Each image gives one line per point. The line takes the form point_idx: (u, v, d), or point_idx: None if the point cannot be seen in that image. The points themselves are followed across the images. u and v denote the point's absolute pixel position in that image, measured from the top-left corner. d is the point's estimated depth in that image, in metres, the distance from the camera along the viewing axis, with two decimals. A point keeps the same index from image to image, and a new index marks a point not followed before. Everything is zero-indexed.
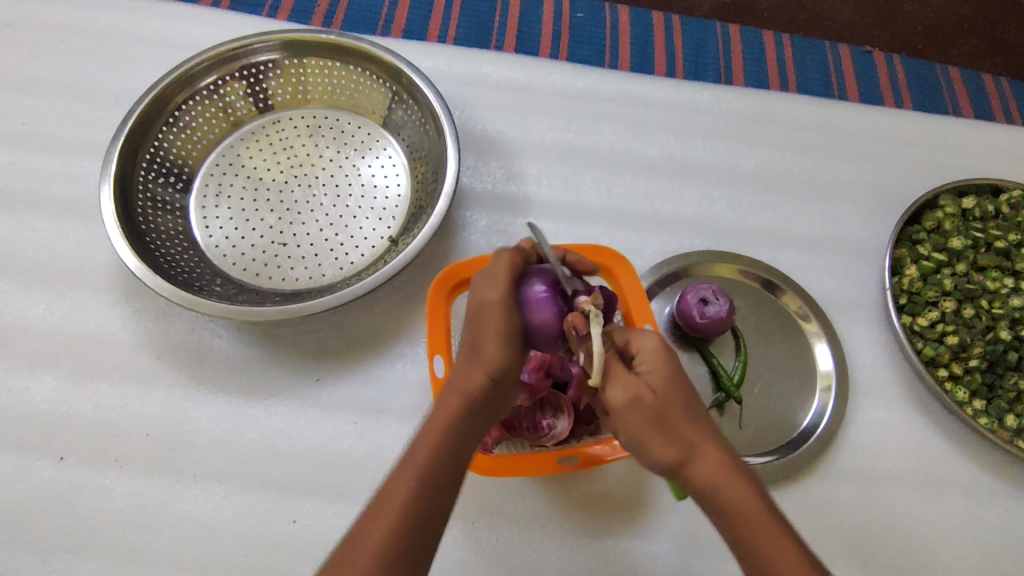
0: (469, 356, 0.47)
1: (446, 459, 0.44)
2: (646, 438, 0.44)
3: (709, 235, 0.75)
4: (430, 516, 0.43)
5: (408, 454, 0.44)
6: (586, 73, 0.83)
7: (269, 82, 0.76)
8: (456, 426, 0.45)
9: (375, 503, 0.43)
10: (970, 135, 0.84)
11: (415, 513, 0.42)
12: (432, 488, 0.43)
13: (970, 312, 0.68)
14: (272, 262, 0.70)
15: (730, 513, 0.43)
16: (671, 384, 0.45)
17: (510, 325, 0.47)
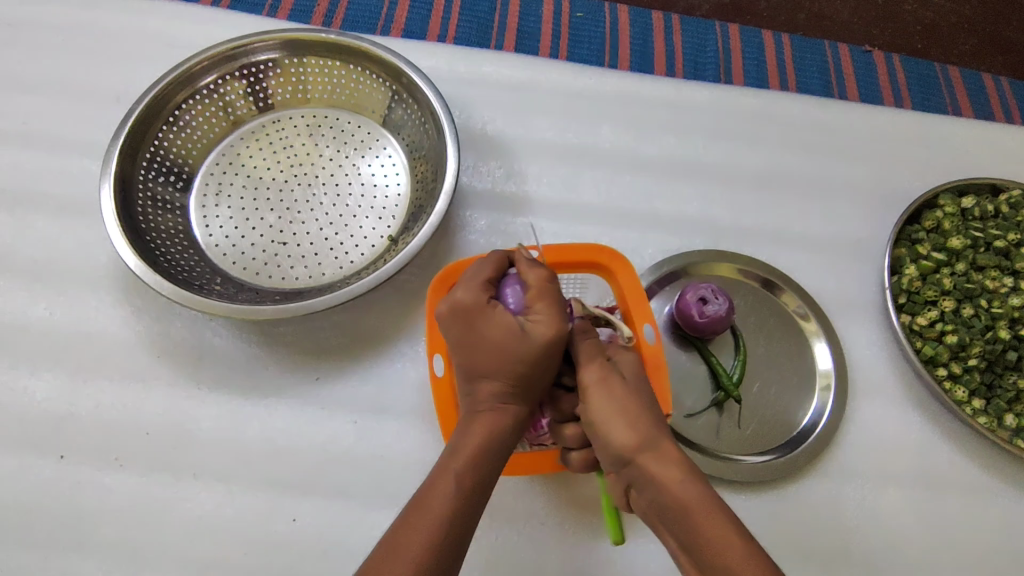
0: (508, 382, 0.49)
1: (486, 469, 0.48)
2: (609, 423, 0.48)
3: (709, 235, 0.75)
4: (470, 520, 0.46)
5: (449, 460, 0.47)
6: (586, 73, 0.83)
7: (269, 82, 0.76)
8: (494, 439, 0.48)
9: (421, 501, 0.45)
10: (970, 134, 0.84)
11: (458, 516, 0.45)
12: (474, 494, 0.46)
13: (969, 311, 0.68)
14: (272, 261, 0.70)
15: (688, 504, 0.45)
16: (638, 383, 0.50)
17: (551, 357, 0.50)
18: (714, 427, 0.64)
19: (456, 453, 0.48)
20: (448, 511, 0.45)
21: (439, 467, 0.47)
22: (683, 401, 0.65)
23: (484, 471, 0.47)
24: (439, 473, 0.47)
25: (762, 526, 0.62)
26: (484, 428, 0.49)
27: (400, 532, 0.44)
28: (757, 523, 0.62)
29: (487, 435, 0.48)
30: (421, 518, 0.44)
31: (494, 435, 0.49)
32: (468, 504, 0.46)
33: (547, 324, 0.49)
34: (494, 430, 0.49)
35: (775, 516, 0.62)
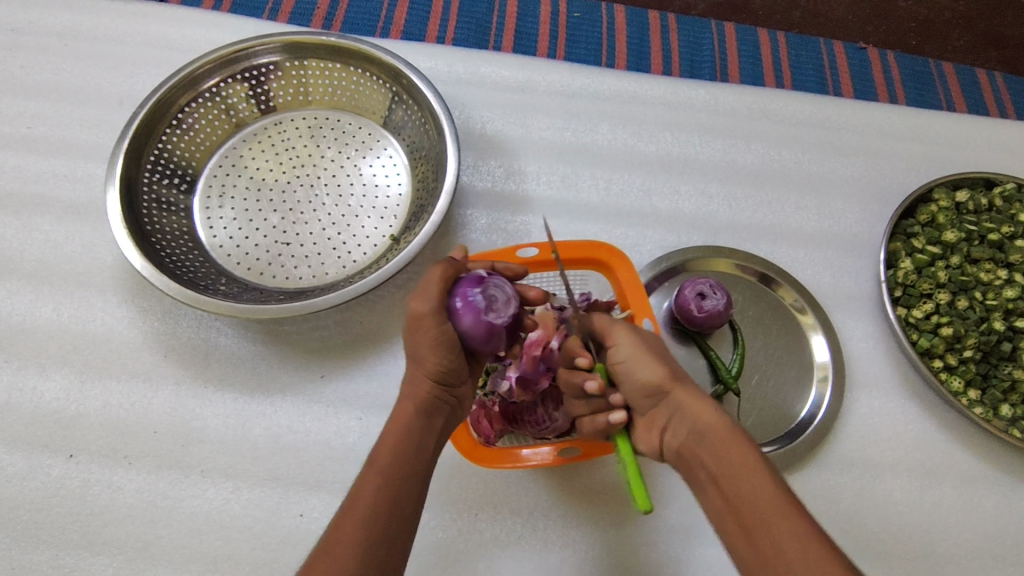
0: (414, 370, 0.51)
1: (407, 459, 0.47)
2: (642, 359, 0.50)
3: (706, 231, 0.76)
4: (400, 507, 0.45)
5: (371, 460, 0.47)
6: (584, 72, 0.84)
7: (271, 84, 0.77)
8: (410, 426, 0.49)
9: (345, 502, 0.45)
10: (964, 129, 0.85)
11: (382, 503, 0.44)
12: (396, 482, 0.46)
13: (964, 303, 0.69)
14: (275, 261, 0.71)
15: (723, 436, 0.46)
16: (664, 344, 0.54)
17: (448, 335, 0.51)
18: None
19: (377, 452, 0.48)
20: (371, 504, 0.44)
21: (361, 470, 0.47)
22: None
23: (404, 457, 0.47)
24: (361, 474, 0.46)
25: None
26: (400, 420, 0.49)
27: (330, 537, 0.43)
28: None
29: (402, 423, 0.49)
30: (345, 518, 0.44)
31: (410, 421, 0.49)
32: (393, 493, 0.45)
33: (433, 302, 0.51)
34: (409, 418, 0.50)
35: None
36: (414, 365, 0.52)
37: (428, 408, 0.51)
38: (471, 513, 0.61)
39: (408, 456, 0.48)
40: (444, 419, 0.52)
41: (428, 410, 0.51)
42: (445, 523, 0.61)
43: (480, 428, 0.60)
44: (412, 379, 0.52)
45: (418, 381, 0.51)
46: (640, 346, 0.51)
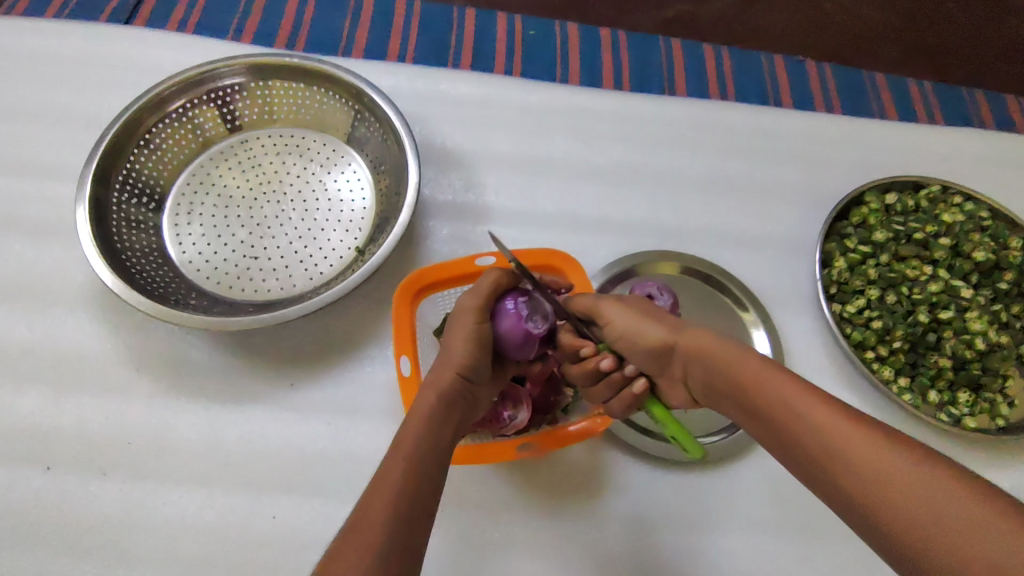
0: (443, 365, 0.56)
1: (431, 451, 0.50)
2: (642, 324, 0.56)
3: (656, 236, 0.80)
4: (419, 499, 0.47)
5: (394, 449, 0.50)
6: (539, 87, 0.89)
7: (237, 104, 0.80)
8: (432, 418, 0.52)
9: (369, 489, 0.47)
10: (894, 135, 0.91)
11: (405, 492, 0.47)
12: (420, 473, 0.48)
13: (892, 298, 0.75)
14: (244, 275, 0.74)
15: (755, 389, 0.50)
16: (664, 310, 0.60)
17: (482, 332, 0.57)
18: None
19: (400, 441, 0.50)
20: (396, 491, 0.46)
21: (385, 457, 0.50)
22: None
23: (426, 449, 0.50)
24: (387, 461, 0.49)
25: (711, 503, 0.67)
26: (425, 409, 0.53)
27: (355, 522, 0.45)
28: (707, 499, 0.67)
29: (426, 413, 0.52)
30: (372, 502, 0.46)
31: (433, 413, 0.52)
32: (416, 484, 0.47)
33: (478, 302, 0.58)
34: (432, 406, 0.53)
35: (724, 492, 0.67)
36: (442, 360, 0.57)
37: (451, 403, 0.54)
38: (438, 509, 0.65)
39: (433, 443, 0.51)
40: (462, 412, 0.55)
41: (450, 402, 0.54)
42: None
43: None
44: (437, 375, 0.56)
45: (445, 375, 0.55)
46: (633, 314, 0.57)
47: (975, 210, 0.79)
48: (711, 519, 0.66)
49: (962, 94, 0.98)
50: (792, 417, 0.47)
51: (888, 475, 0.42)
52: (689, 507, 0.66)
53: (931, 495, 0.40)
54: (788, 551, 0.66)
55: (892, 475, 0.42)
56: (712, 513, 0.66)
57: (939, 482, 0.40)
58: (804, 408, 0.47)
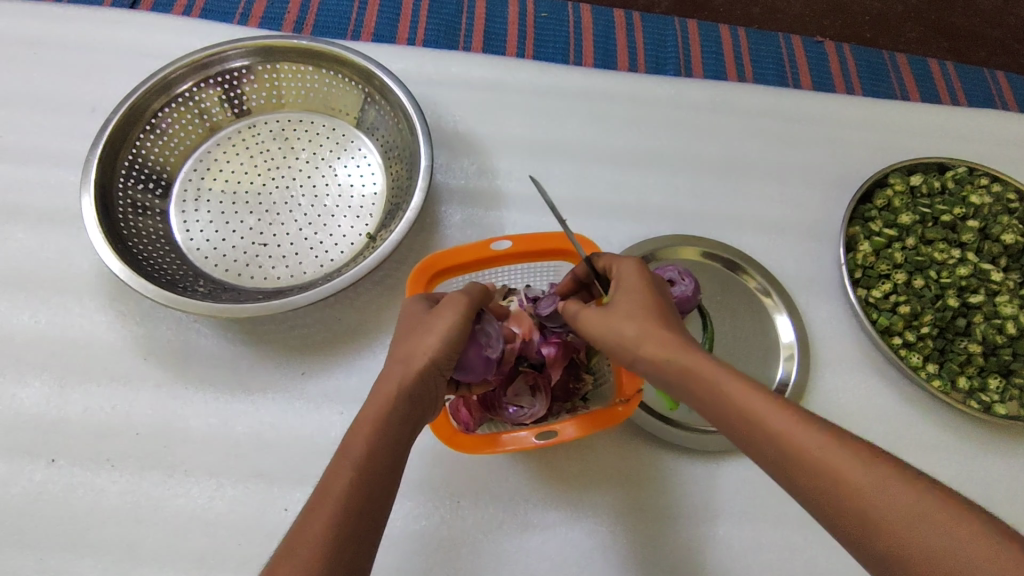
0: (407, 349, 0.51)
1: (387, 454, 0.46)
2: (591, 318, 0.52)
3: (674, 220, 0.78)
4: (367, 505, 0.43)
5: (345, 445, 0.46)
6: (552, 71, 0.87)
7: (244, 88, 0.78)
8: (390, 417, 0.47)
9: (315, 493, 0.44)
10: (917, 117, 0.88)
11: (349, 500, 0.43)
12: (371, 477, 0.44)
13: (920, 282, 0.72)
14: (252, 261, 0.73)
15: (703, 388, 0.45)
16: (631, 293, 0.51)
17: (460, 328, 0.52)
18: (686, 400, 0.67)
19: (351, 437, 0.46)
20: (341, 500, 0.43)
21: (335, 457, 0.46)
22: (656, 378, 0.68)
23: (379, 450, 0.46)
24: (337, 458, 0.46)
25: (735, 493, 0.65)
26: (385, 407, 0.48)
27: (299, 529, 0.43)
28: (730, 490, 0.65)
29: (382, 408, 0.48)
30: (317, 509, 0.43)
31: (392, 409, 0.47)
32: (366, 485, 0.44)
33: (462, 297, 0.54)
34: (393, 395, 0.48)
35: (747, 482, 0.65)
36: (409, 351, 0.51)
37: (416, 397, 0.49)
38: (453, 499, 0.63)
39: (390, 435, 0.47)
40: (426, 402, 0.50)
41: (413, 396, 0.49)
42: (428, 510, 0.62)
43: (461, 417, 0.61)
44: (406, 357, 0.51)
45: (409, 366, 0.50)
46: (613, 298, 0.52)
47: (1003, 191, 0.77)
48: (735, 510, 0.64)
49: (986, 75, 0.95)
50: (762, 431, 0.42)
51: (873, 499, 0.39)
52: (712, 498, 0.64)
53: (898, 505, 0.38)
54: (816, 543, 0.64)
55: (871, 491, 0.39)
56: (735, 504, 0.64)
57: (907, 491, 0.38)
58: (769, 418, 0.42)
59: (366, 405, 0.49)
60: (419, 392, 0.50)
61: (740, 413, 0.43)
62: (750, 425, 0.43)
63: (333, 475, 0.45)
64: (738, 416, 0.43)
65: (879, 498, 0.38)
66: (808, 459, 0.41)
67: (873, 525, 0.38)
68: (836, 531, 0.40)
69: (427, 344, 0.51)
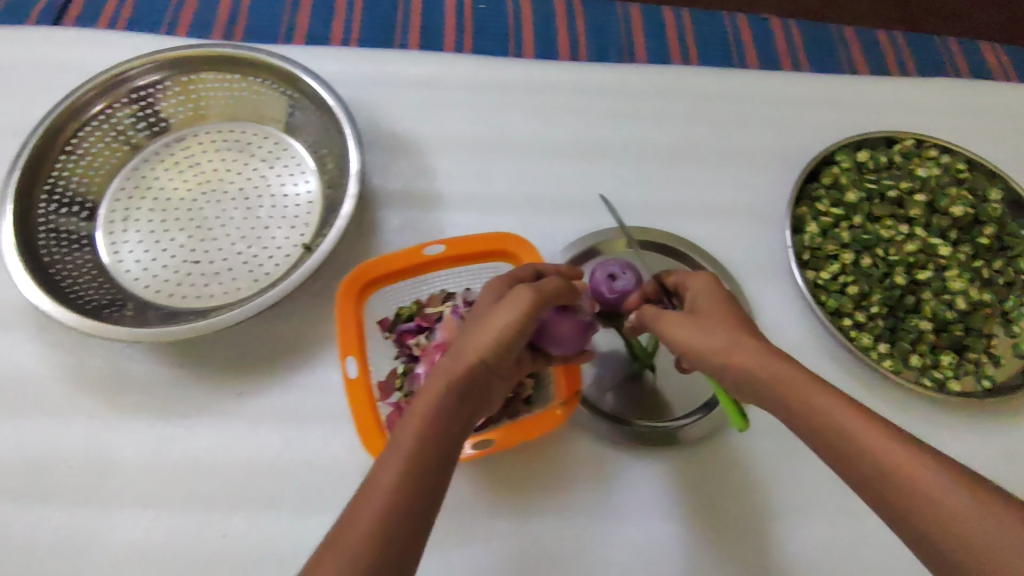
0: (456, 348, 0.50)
1: (434, 454, 0.45)
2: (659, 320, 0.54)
3: (619, 211, 0.76)
4: (407, 505, 0.43)
5: (392, 441, 0.46)
6: (492, 63, 0.84)
7: (165, 103, 0.76)
8: (436, 416, 0.47)
9: (362, 489, 0.45)
10: (866, 91, 0.86)
11: (392, 500, 0.43)
12: (415, 479, 0.44)
13: (867, 262, 0.71)
14: (185, 281, 0.71)
15: (779, 390, 0.47)
16: (705, 300, 0.54)
17: (510, 326, 0.50)
18: (632, 398, 0.67)
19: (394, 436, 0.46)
20: (386, 496, 0.43)
21: (380, 454, 0.46)
22: (601, 377, 0.68)
23: (421, 451, 0.45)
24: (386, 457, 0.46)
25: (683, 489, 0.64)
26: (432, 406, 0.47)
27: (346, 522, 0.44)
28: (678, 487, 0.64)
29: (430, 402, 0.47)
30: (362, 506, 0.44)
31: (440, 409, 0.47)
32: (414, 481, 0.44)
33: (529, 291, 0.51)
34: (443, 390, 0.48)
35: (697, 478, 0.64)
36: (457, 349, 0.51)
37: (466, 392, 0.49)
38: None
39: (439, 430, 0.46)
40: (477, 400, 0.50)
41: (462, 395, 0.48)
42: None
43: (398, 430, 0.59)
44: (451, 358, 0.50)
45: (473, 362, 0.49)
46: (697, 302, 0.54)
47: (951, 162, 0.76)
48: (684, 506, 0.63)
49: (937, 43, 0.93)
50: (842, 436, 0.45)
51: (930, 499, 0.41)
52: (661, 497, 0.63)
53: (961, 507, 0.40)
54: (768, 537, 0.62)
55: (937, 494, 0.41)
56: (684, 501, 0.63)
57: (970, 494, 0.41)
58: (842, 420, 0.45)
59: (413, 402, 0.49)
60: (467, 387, 0.49)
61: (820, 423, 0.46)
62: (828, 432, 0.45)
63: (377, 472, 0.45)
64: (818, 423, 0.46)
65: (937, 497, 0.41)
66: (887, 467, 0.43)
67: (940, 532, 0.40)
68: (901, 531, 0.42)
69: (479, 341, 0.49)
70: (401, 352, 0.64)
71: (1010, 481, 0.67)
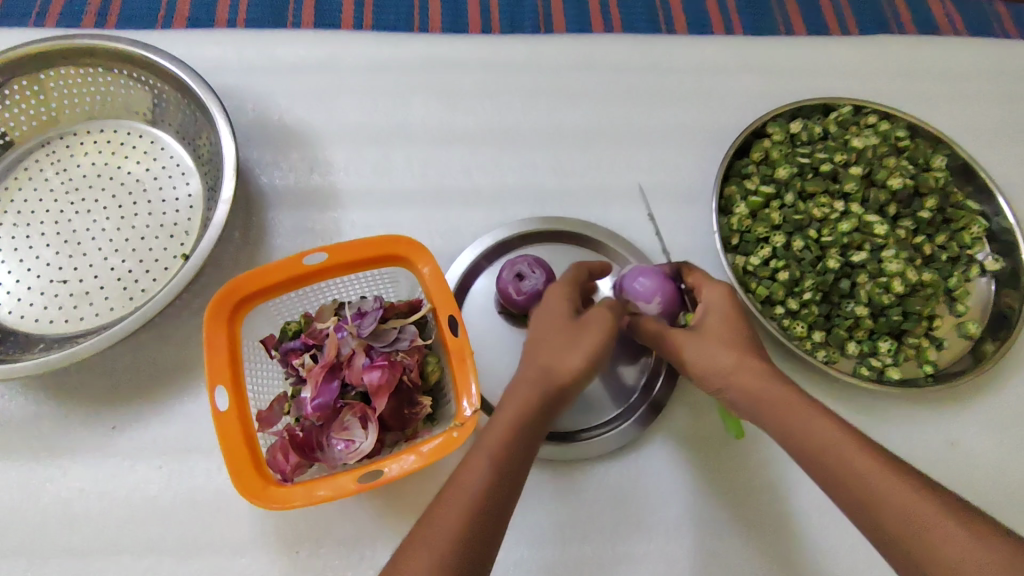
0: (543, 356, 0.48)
1: (521, 454, 0.43)
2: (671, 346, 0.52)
3: (534, 201, 0.70)
4: (495, 511, 0.40)
5: (488, 438, 0.43)
6: (393, 42, 0.76)
7: (11, 109, 0.67)
8: (528, 416, 0.45)
9: (447, 490, 0.41)
10: (803, 54, 0.80)
11: (476, 506, 0.40)
12: (506, 482, 0.41)
13: (799, 244, 0.65)
14: (52, 303, 0.63)
15: (775, 411, 0.45)
16: (718, 316, 0.50)
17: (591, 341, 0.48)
18: None
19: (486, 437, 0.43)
20: (481, 497, 0.40)
21: (472, 451, 0.43)
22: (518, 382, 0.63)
23: (509, 454, 0.43)
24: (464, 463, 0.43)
25: (605, 502, 0.60)
26: (523, 404, 0.45)
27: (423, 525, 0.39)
28: (598, 502, 0.60)
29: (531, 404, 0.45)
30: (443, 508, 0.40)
31: (538, 405, 0.45)
32: (501, 485, 0.41)
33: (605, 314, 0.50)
34: (544, 390, 0.46)
35: (616, 490, 0.61)
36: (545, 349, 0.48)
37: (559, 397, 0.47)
38: (292, 551, 0.57)
39: (525, 435, 0.44)
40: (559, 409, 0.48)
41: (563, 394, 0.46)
42: (264, 565, 0.56)
43: (275, 464, 0.52)
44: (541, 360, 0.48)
45: (558, 362, 0.47)
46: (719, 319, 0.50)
47: (890, 129, 0.70)
48: (606, 521, 0.60)
49: None
50: (820, 452, 0.42)
51: (950, 556, 0.36)
52: (579, 513, 0.60)
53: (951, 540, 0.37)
54: (694, 547, 0.59)
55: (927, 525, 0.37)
56: (606, 515, 0.60)
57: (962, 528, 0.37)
58: (833, 446, 0.42)
59: (505, 401, 0.46)
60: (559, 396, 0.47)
61: (809, 446, 0.43)
62: (820, 458, 0.42)
63: (462, 472, 0.42)
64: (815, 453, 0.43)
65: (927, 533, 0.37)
66: (871, 495, 0.39)
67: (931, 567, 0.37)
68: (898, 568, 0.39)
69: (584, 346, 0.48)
70: (288, 371, 0.57)
71: (949, 469, 0.64)
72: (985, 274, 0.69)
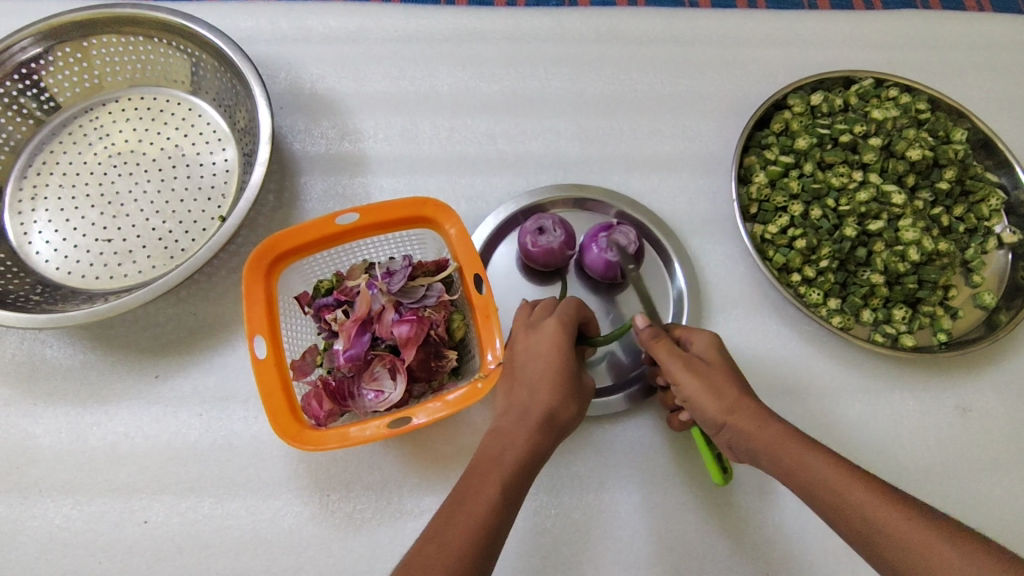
0: (545, 382, 0.52)
1: (519, 472, 0.47)
2: (699, 401, 0.51)
3: (557, 169, 0.72)
4: (504, 532, 0.44)
5: (497, 454, 0.48)
6: (420, 14, 0.78)
7: (61, 75, 0.70)
8: (532, 450, 0.48)
9: (466, 489, 0.45)
10: (825, 28, 0.80)
11: (488, 523, 0.43)
12: (510, 493, 0.45)
13: (817, 213, 0.67)
14: (98, 260, 0.67)
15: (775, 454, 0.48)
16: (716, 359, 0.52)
17: (564, 379, 0.52)
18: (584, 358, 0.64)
19: (496, 465, 0.47)
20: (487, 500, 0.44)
21: (485, 462, 0.47)
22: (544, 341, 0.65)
23: (515, 482, 0.47)
24: (475, 481, 0.46)
25: (620, 457, 0.63)
26: (522, 438, 0.49)
27: (444, 518, 0.43)
28: (615, 456, 0.63)
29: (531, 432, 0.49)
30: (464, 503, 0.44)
31: (537, 443, 0.49)
32: (504, 493, 0.45)
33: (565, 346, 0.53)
34: (539, 417, 0.50)
35: (633, 445, 0.63)
36: (542, 386, 0.52)
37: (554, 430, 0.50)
38: (324, 494, 0.60)
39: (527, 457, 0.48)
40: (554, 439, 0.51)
41: (553, 440, 0.51)
42: (297, 507, 0.59)
43: (310, 409, 0.55)
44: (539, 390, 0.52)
45: (557, 408, 0.51)
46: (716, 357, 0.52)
47: (911, 102, 0.70)
48: (623, 476, 0.62)
49: None
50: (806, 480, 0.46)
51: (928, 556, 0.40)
52: (598, 467, 0.62)
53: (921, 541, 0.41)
54: (707, 503, 0.62)
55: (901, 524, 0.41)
56: (623, 470, 0.62)
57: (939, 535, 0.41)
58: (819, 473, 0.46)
59: (511, 425, 0.50)
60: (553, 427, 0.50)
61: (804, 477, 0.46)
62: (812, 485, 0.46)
63: (477, 477, 0.46)
64: (821, 488, 0.45)
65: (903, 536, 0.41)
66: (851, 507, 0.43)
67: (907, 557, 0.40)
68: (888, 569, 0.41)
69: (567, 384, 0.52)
70: (321, 326, 0.60)
71: (959, 434, 0.65)
72: (1002, 246, 0.70)
